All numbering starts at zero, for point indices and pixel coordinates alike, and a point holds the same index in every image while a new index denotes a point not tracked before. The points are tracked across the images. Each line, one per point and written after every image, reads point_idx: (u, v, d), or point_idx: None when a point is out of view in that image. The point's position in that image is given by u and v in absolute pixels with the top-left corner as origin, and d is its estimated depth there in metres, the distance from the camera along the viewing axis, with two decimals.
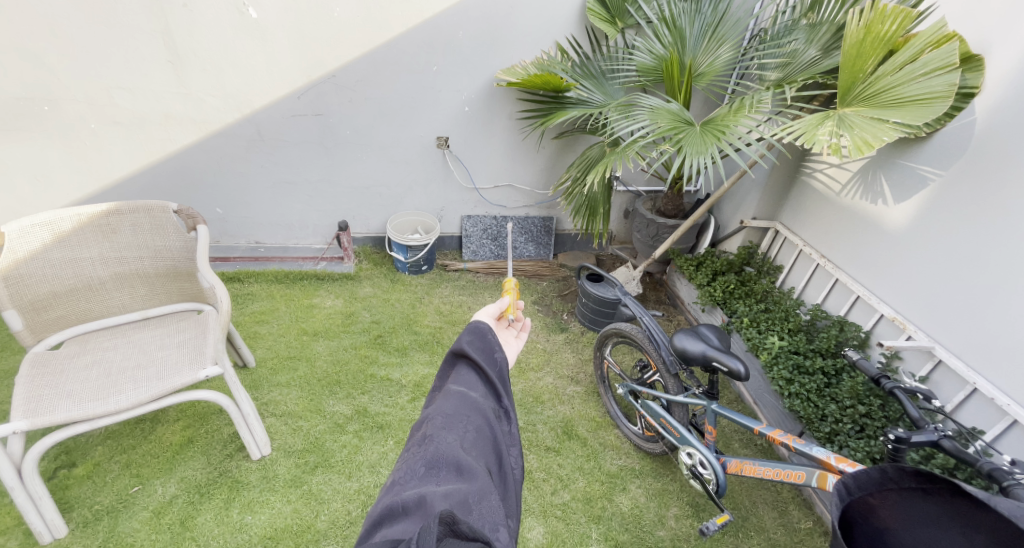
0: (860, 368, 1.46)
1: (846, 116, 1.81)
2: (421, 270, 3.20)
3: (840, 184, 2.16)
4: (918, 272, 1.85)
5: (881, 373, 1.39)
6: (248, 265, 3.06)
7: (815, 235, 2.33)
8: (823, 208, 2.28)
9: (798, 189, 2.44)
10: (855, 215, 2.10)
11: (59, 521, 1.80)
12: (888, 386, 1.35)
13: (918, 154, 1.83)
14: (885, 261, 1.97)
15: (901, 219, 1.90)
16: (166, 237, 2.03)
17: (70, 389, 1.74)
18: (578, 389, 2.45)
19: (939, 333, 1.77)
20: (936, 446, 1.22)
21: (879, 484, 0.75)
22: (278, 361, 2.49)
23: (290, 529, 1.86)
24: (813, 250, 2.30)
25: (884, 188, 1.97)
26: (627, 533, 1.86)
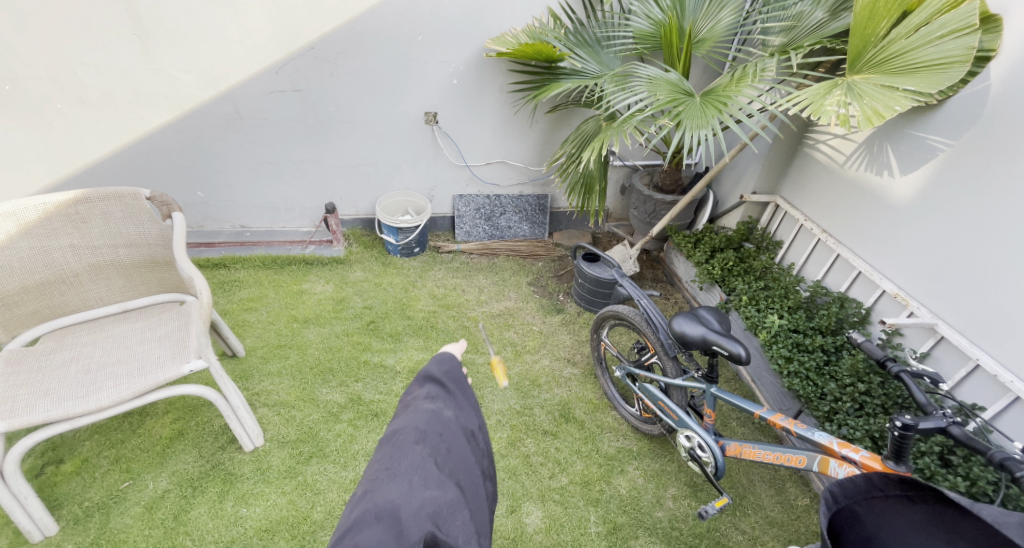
0: (864, 351, 1.41)
1: (854, 85, 1.73)
2: (413, 252, 3.11)
3: (844, 155, 2.09)
4: (922, 247, 1.80)
5: (886, 356, 1.34)
6: (233, 251, 2.96)
7: (816, 209, 2.28)
8: (825, 180, 2.21)
9: (799, 161, 2.37)
10: (859, 187, 2.03)
11: (49, 519, 1.75)
12: (894, 370, 1.30)
13: (927, 124, 1.76)
14: (888, 235, 1.92)
15: (907, 192, 1.84)
16: (141, 226, 1.94)
17: (50, 388, 1.67)
18: (575, 371, 2.41)
19: (942, 308, 1.73)
20: (943, 432, 1.17)
21: (864, 492, 0.79)
22: (269, 350, 2.42)
23: (286, 520, 1.83)
24: (814, 225, 2.24)
25: (890, 159, 1.90)
26: (626, 515, 1.85)
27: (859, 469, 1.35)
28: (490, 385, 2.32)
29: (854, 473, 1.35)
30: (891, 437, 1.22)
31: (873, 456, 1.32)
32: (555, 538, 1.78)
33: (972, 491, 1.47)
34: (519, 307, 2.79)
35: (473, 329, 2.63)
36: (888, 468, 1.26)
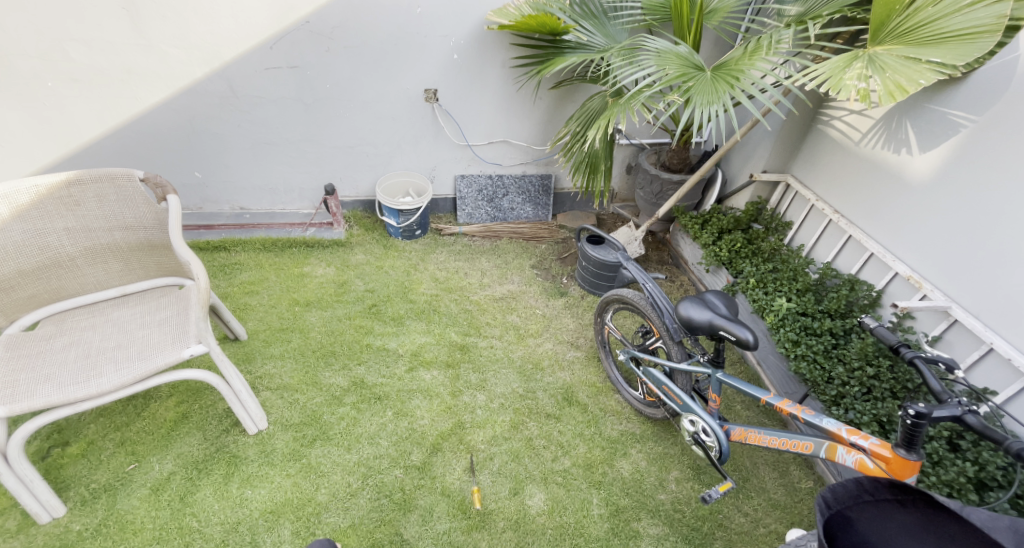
0: (877, 336, 1.38)
1: (876, 57, 1.67)
2: (415, 235, 3.07)
3: (860, 132, 2.03)
4: (938, 228, 1.75)
5: (901, 342, 1.32)
6: (234, 233, 2.93)
7: (828, 189, 2.22)
8: (838, 159, 2.15)
9: (811, 139, 2.30)
10: (874, 165, 1.97)
11: (55, 501, 1.76)
12: (908, 356, 1.27)
13: (950, 98, 1.69)
14: (902, 216, 1.87)
15: (925, 170, 1.78)
16: (136, 209, 1.91)
17: (49, 373, 1.67)
18: (578, 354, 2.39)
19: (956, 290, 1.69)
20: (957, 422, 1.14)
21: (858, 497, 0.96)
22: (271, 333, 2.41)
23: (290, 502, 1.83)
24: (826, 204, 2.19)
25: (908, 135, 1.83)
26: (629, 498, 1.84)
27: (868, 456, 1.32)
28: (493, 368, 2.31)
29: (862, 459, 1.32)
30: (903, 425, 1.19)
31: (883, 444, 1.28)
32: (558, 520, 1.78)
33: (980, 476, 1.45)
34: (522, 291, 2.76)
35: (476, 312, 2.61)
36: (898, 457, 1.23)
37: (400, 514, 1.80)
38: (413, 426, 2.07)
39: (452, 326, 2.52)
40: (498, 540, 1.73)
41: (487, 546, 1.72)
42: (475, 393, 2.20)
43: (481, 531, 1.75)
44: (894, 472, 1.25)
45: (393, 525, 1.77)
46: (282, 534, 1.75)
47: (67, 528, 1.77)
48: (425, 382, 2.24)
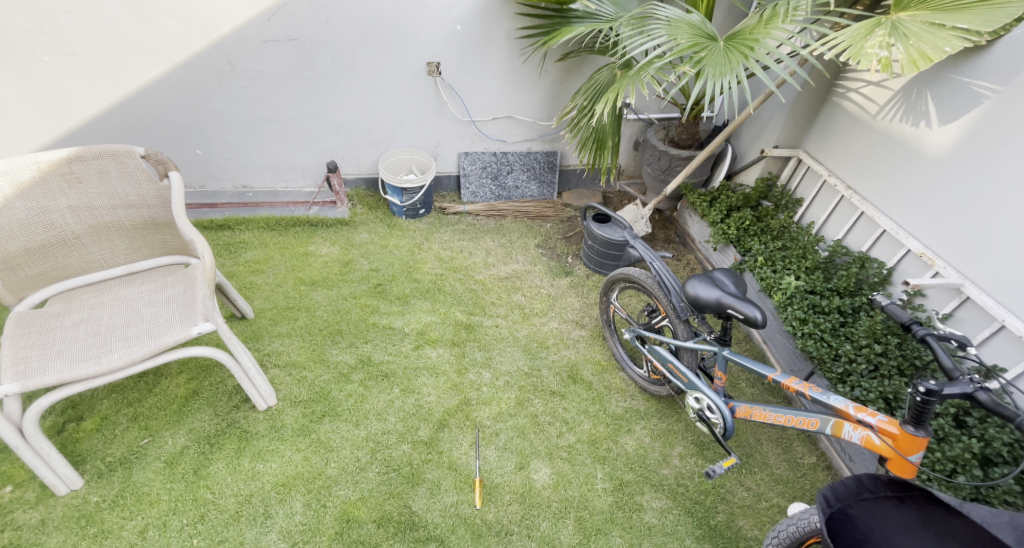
0: (888, 313, 1.36)
1: (900, 23, 1.66)
2: (418, 213, 3.07)
3: (878, 104, 2.00)
4: (954, 204, 1.74)
5: (912, 320, 1.29)
6: (237, 211, 2.92)
7: (841, 164, 2.20)
8: (853, 133, 2.13)
9: (826, 113, 2.27)
10: (891, 140, 1.96)
11: (72, 474, 1.81)
12: (920, 334, 1.26)
13: (974, 68, 1.67)
14: (918, 193, 1.86)
15: (943, 145, 1.77)
16: (139, 186, 1.92)
17: (60, 348, 1.70)
18: (583, 333, 2.42)
19: (969, 267, 1.70)
20: (968, 398, 1.16)
21: (855, 496, 1.14)
22: (277, 312, 2.43)
23: (301, 476, 1.89)
24: (838, 181, 2.18)
25: (928, 108, 1.81)
26: (632, 472, 1.90)
27: (874, 433, 1.35)
28: (498, 346, 2.34)
29: (869, 436, 1.36)
30: (914, 401, 1.22)
31: (891, 421, 1.31)
32: (563, 493, 1.84)
33: (985, 452, 1.49)
34: (527, 270, 2.77)
35: (481, 292, 2.63)
36: (906, 433, 1.26)
37: (409, 487, 1.86)
38: (419, 403, 2.11)
39: (457, 305, 2.54)
40: (505, 512, 1.79)
41: (494, 517, 1.78)
42: (481, 371, 2.24)
43: (488, 504, 1.82)
44: (900, 448, 1.29)
45: (402, 498, 1.83)
46: (295, 506, 1.81)
47: (86, 499, 1.82)
48: (430, 360, 2.28)
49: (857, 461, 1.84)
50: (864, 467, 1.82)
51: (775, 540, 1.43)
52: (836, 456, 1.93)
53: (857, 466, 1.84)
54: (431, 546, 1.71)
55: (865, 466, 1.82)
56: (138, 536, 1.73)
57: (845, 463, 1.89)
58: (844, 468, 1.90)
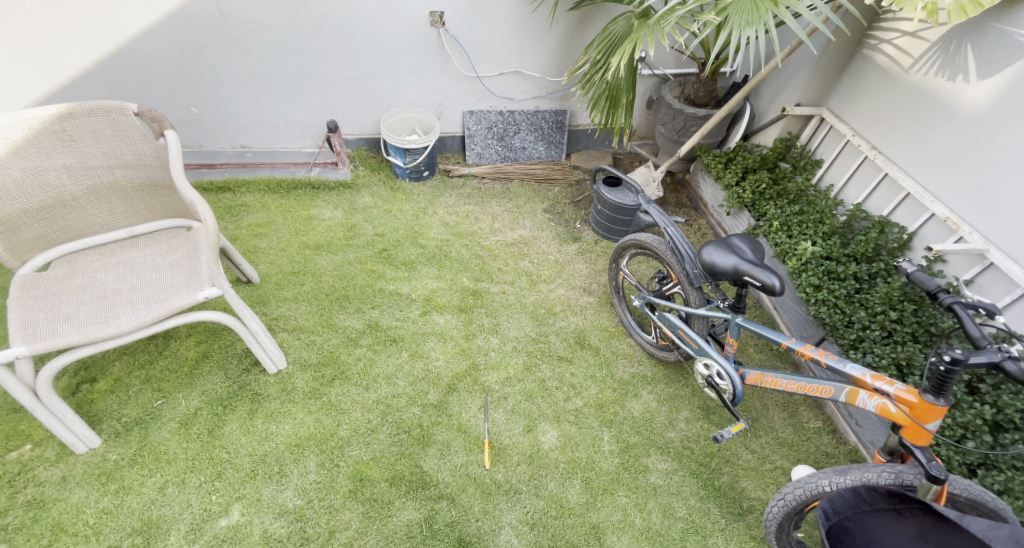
0: (914, 280, 1.34)
1: None
2: (422, 176, 3.00)
3: (912, 58, 1.91)
4: (987, 166, 1.69)
5: (939, 288, 1.28)
6: (236, 172, 2.86)
7: (868, 123, 2.12)
8: (883, 90, 2.04)
9: (855, 67, 2.17)
10: (924, 97, 1.87)
11: (90, 433, 1.85)
12: (947, 302, 1.24)
13: (1021, 16, 1.57)
14: (949, 153, 1.80)
15: (980, 101, 1.70)
16: (134, 145, 1.87)
17: (68, 312, 1.70)
18: (591, 300, 2.44)
19: (996, 232, 1.67)
20: (995, 367, 1.15)
21: (854, 506, 1.13)
22: (283, 277, 2.42)
23: (314, 437, 1.93)
24: (863, 141, 2.11)
25: (967, 61, 1.73)
26: (638, 435, 1.96)
27: (891, 401, 1.36)
28: (506, 313, 2.35)
29: (884, 404, 1.37)
30: (936, 370, 1.21)
31: (909, 389, 1.32)
32: (570, 455, 1.90)
33: (997, 418, 1.51)
34: (534, 236, 2.74)
35: (487, 258, 2.61)
36: (926, 402, 1.26)
37: (419, 448, 1.90)
38: (428, 367, 2.14)
39: (464, 271, 2.53)
40: (514, 472, 1.85)
41: (503, 477, 1.84)
42: (488, 336, 2.26)
43: (497, 464, 1.87)
44: (917, 416, 1.29)
45: (413, 458, 1.88)
46: (309, 465, 1.86)
47: (105, 457, 1.87)
48: (438, 325, 2.29)
49: (864, 426, 1.88)
50: (871, 431, 1.86)
51: (780, 503, 1.50)
52: (843, 420, 1.97)
53: (864, 430, 1.88)
54: (443, 503, 1.77)
55: (872, 430, 1.85)
56: (158, 492, 1.79)
57: (852, 427, 1.93)
58: (850, 432, 1.95)
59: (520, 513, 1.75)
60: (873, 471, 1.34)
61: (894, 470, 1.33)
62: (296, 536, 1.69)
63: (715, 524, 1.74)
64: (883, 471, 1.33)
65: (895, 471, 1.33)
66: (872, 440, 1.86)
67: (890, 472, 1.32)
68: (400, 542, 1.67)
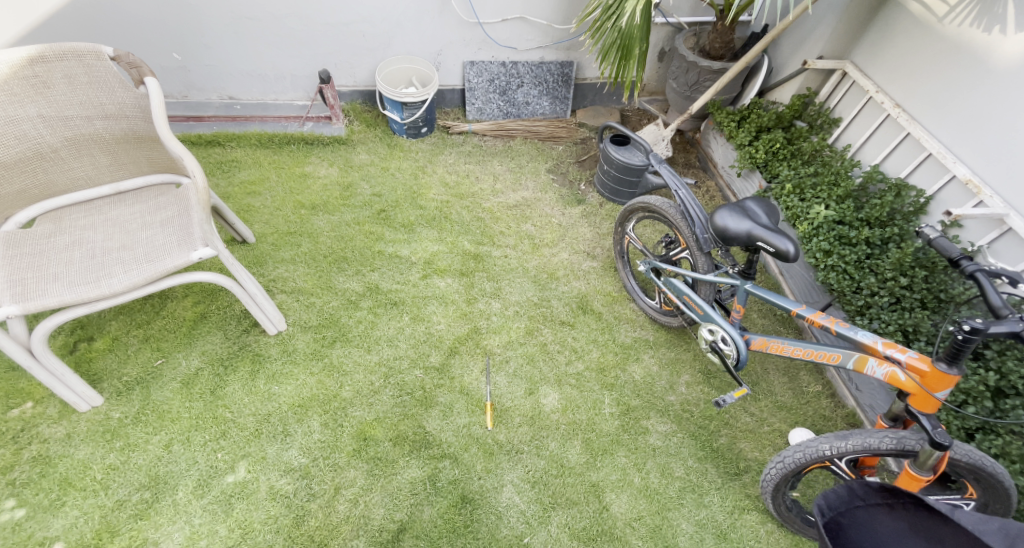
0: (935, 246, 1.30)
1: None
2: (420, 132, 2.89)
3: (948, 5, 1.79)
4: (1016, 125, 1.61)
5: (962, 254, 1.23)
6: (225, 126, 2.74)
7: (893, 79, 2.03)
8: (914, 42, 1.93)
9: (884, 16, 2.04)
10: (957, 50, 1.78)
11: (91, 392, 1.85)
12: (969, 269, 1.20)
13: None
14: (978, 112, 1.73)
15: (1016, 55, 1.61)
16: (113, 93, 1.75)
17: (56, 272, 1.64)
18: (594, 265, 2.42)
19: (1017, 196, 1.62)
20: (1014, 337, 1.13)
21: (847, 501, 0.94)
22: (279, 237, 2.36)
23: (316, 397, 1.94)
24: (885, 98, 2.02)
25: (1006, 9, 1.62)
26: (639, 399, 2.00)
27: (902, 369, 1.35)
28: (508, 277, 2.33)
29: (894, 372, 1.36)
30: (952, 340, 1.19)
31: (922, 357, 1.30)
32: (571, 417, 1.94)
33: (1000, 384, 1.53)
34: (537, 198, 2.68)
35: (489, 221, 2.55)
36: (938, 370, 1.25)
37: (422, 409, 1.92)
38: (430, 330, 2.14)
39: (465, 234, 2.48)
40: (515, 433, 1.89)
41: (505, 437, 1.88)
42: (490, 301, 2.25)
43: (499, 425, 1.91)
44: (927, 385, 1.28)
45: (416, 419, 1.90)
46: (313, 425, 1.87)
47: (108, 415, 1.87)
48: (439, 289, 2.27)
49: (864, 390, 1.93)
50: (870, 395, 1.91)
51: (779, 465, 1.55)
52: (842, 385, 2.01)
53: (863, 395, 1.93)
54: (446, 462, 1.80)
55: (872, 395, 1.90)
56: (163, 449, 1.80)
57: (851, 391, 1.98)
58: (848, 397, 1.99)
59: (522, 472, 1.80)
60: (875, 437, 1.37)
61: (896, 436, 1.35)
62: (302, 492, 1.73)
63: (711, 482, 1.81)
64: (885, 438, 1.36)
65: (898, 436, 1.35)
66: (871, 404, 1.90)
67: (892, 438, 1.35)
68: (404, 499, 1.72)
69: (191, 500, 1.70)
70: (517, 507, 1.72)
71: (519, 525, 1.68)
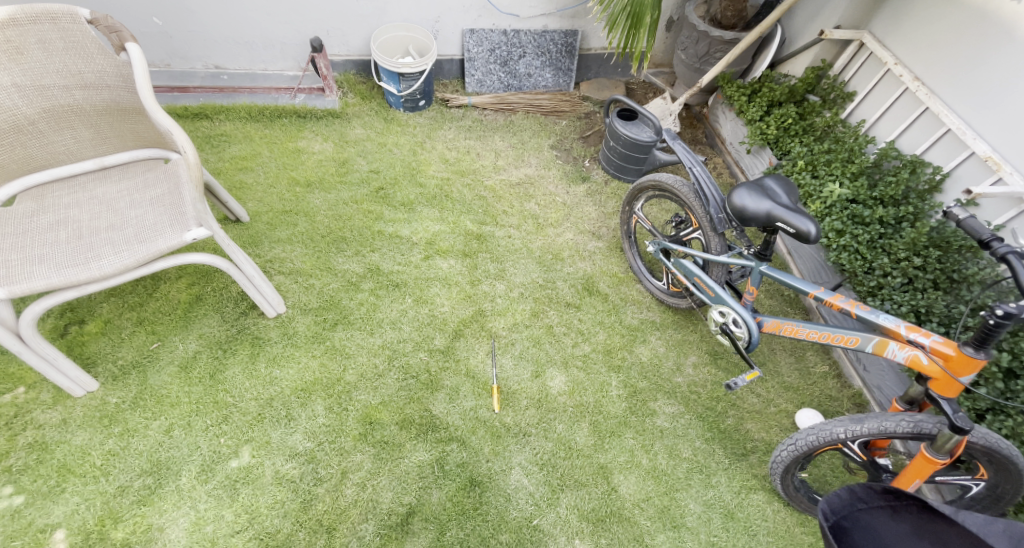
0: (965, 227, 1.27)
1: None
2: (418, 105, 2.78)
3: None
4: None
5: (992, 236, 1.21)
6: (213, 98, 2.62)
7: (914, 51, 1.97)
8: (938, 12, 1.86)
9: None
10: (984, 21, 1.71)
11: (85, 377, 1.79)
12: (1000, 252, 1.18)
13: None
14: (1001, 86, 1.68)
15: None
16: (91, 60, 1.64)
17: (42, 253, 1.56)
18: (599, 245, 2.37)
19: None
20: None
21: (850, 505, 0.88)
22: (274, 216, 2.28)
23: (320, 381, 1.90)
24: (904, 71, 1.96)
25: None
26: (646, 381, 1.99)
27: (924, 353, 1.34)
28: (512, 258, 2.28)
29: (916, 356, 1.35)
30: (982, 325, 1.17)
31: (946, 341, 1.30)
32: (578, 399, 1.92)
33: (1012, 365, 1.53)
34: (540, 175, 2.61)
35: (491, 199, 2.48)
36: (964, 354, 1.24)
37: (428, 393, 1.89)
38: (433, 313, 2.10)
39: (467, 213, 2.41)
40: (523, 416, 1.87)
41: (513, 420, 1.86)
42: (494, 283, 2.20)
43: (506, 408, 1.89)
44: (951, 369, 1.28)
45: (422, 402, 1.87)
46: (317, 409, 1.84)
47: (105, 400, 1.82)
48: (442, 271, 2.22)
49: (871, 370, 1.94)
50: (877, 376, 1.92)
51: (791, 448, 1.55)
52: (850, 365, 2.02)
53: (871, 375, 1.94)
54: (454, 445, 1.79)
55: (880, 375, 1.91)
56: (164, 434, 1.76)
57: (858, 372, 1.99)
58: (855, 377, 2.01)
59: (530, 454, 1.79)
60: (892, 421, 1.37)
61: (913, 420, 1.35)
62: (309, 476, 1.69)
63: (719, 463, 1.81)
64: (902, 421, 1.36)
65: (915, 419, 1.36)
66: (878, 385, 1.92)
67: (909, 422, 1.35)
68: (412, 482, 1.70)
69: (195, 485, 1.66)
70: (526, 489, 1.71)
71: (528, 507, 1.68)
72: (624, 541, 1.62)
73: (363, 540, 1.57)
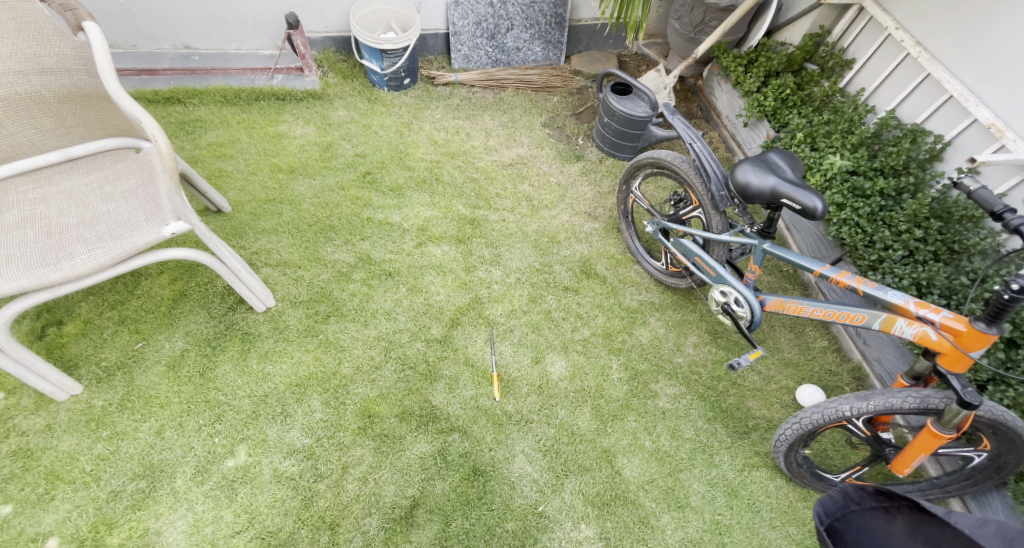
0: (976, 199, 1.23)
1: None
2: (402, 84, 2.67)
3: None
4: None
5: (1005, 208, 1.17)
6: (184, 80, 2.48)
7: (916, 15, 1.91)
8: None
9: None
10: None
11: (68, 380, 1.72)
12: (1014, 224, 1.15)
13: None
14: (1005, 50, 1.63)
15: None
16: (48, 43, 1.53)
17: (10, 253, 1.46)
18: (596, 226, 2.32)
19: None
20: None
21: (844, 507, 0.89)
22: (258, 205, 2.18)
23: (315, 376, 1.84)
24: (905, 36, 1.91)
25: None
26: (647, 362, 1.97)
27: (933, 329, 1.32)
28: (507, 242, 2.22)
29: (925, 332, 1.34)
30: (996, 300, 1.15)
31: (956, 317, 1.28)
32: (580, 384, 1.90)
33: (1013, 336, 1.53)
34: (533, 155, 2.53)
35: (483, 181, 2.41)
36: (976, 329, 1.22)
37: (427, 383, 1.85)
38: (429, 301, 2.04)
39: (459, 198, 2.34)
40: (524, 403, 1.84)
41: (514, 407, 1.83)
42: (490, 268, 2.15)
43: (507, 395, 1.86)
44: (962, 344, 1.26)
45: (421, 393, 1.83)
46: (313, 404, 1.79)
47: (90, 403, 1.75)
48: (435, 258, 2.15)
49: (871, 343, 1.94)
50: (877, 349, 1.92)
51: (795, 426, 1.54)
52: (849, 339, 2.03)
53: (870, 348, 1.94)
54: (455, 435, 1.75)
55: (880, 348, 1.91)
56: (155, 436, 1.70)
57: (858, 345, 1.99)
58: (854, 350, 2.01)
59: (533, 441, 1.76)
60: (898, 398, 1.36)
61: (919, 396, 1.35)
62: (308, 473, 1.65)
63: (721, 442, 1.81)
64: (908, 397, 1.35)
65: (921, 395, 1.35)
66: (878, 357, 1.92)
67: (915, 398, 1.35)
68: (415, 475, 1.66)
69: (191, 487, 1.61)
70: (530, 476, 1.69)
71: (533, 494, 1.66)
72: (629, 523, 1.62)
73: (367, 535, 1.54)
